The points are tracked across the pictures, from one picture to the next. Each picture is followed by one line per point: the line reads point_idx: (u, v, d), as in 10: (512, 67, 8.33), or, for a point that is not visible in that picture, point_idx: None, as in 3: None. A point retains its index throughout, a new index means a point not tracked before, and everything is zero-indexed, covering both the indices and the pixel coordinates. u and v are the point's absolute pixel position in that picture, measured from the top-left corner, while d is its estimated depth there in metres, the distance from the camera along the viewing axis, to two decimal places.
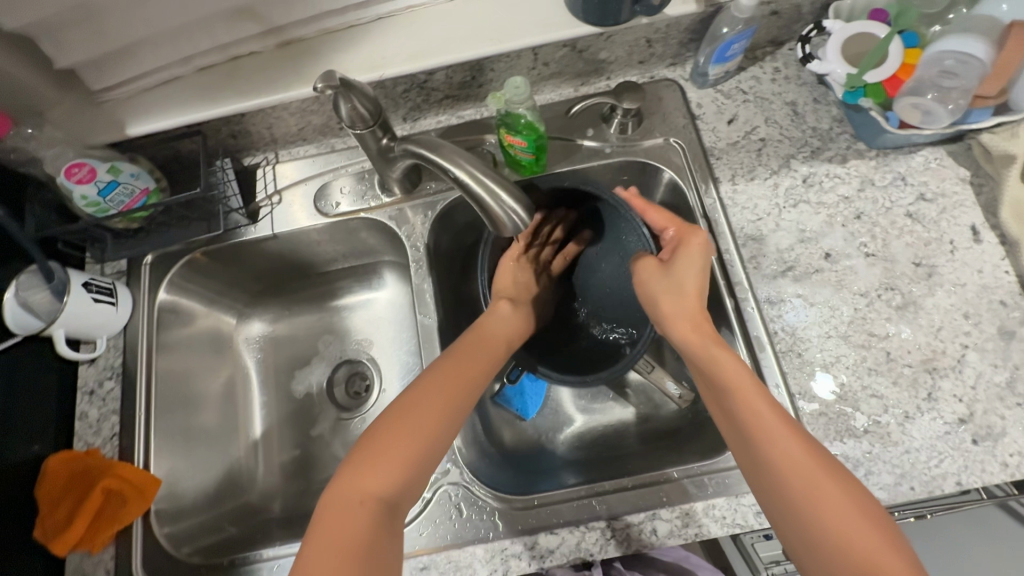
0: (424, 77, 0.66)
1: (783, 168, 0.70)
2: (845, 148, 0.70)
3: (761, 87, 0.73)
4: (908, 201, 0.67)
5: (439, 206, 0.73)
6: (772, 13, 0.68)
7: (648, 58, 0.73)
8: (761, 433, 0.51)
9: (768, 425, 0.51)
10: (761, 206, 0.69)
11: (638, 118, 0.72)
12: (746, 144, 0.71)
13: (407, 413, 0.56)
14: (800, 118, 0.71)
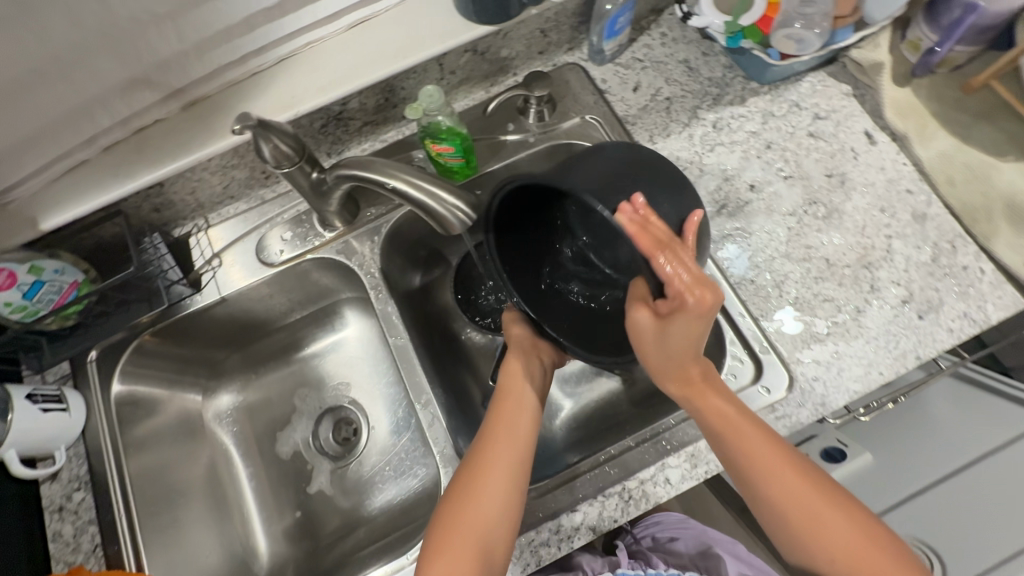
0: (338, 108, 0.67)
1: (693, 119, 0.75)
2: (741, 90, 0.76)
3: (654, 52, 0.78)
4: (807, 123, 0.73)
5: (384, 229, 0.74)
6: None
7: (546, 48, 0.76)
8: (757, 458, 0.53)
9: (762, 456, 0.53)
10: (682, 158, 0.73)
11: (552, 104, 0.76)
12: (654, 106, 0.76)
13: (490, 452, 0.57)
14: (695, 72, 0.77)
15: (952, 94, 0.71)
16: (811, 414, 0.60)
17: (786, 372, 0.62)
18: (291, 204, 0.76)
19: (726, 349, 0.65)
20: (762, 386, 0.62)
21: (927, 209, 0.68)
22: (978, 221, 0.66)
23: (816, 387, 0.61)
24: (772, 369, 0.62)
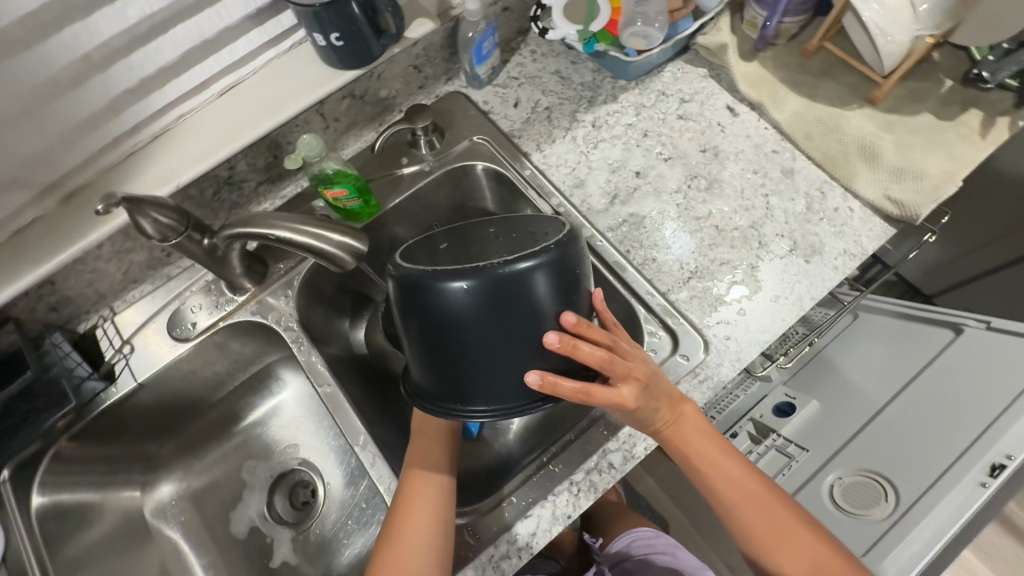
0: (226, 173, 0.68)
1: (574, 123, 0.79)
2: (612, 88, 0.81)
3: (527, 69, 0.83)
4: (676, 108, 0.79)
5: (297, 281, 0.74)
6: (503, 9, 0.78)
7: (425, 82, 0.80)
8: (737, 489, 0.61)
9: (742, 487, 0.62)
10: (571, 159, 0.77)
11: (439, 133, 0.79)
12: (536, 117, 0.80)
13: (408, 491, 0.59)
14: (568, 80, 0.82)
15: (794, 60, 0.79)
16: (730, 371, 0.63)
17: (700, 338, 0.65)
18: (198, 278, 0.75)
19: (643, 327, 0.68)
20: (681, 354, 0.65)
21: (794, 164, 0.74)
22: (838, 166, 0.72)
23: (729, 345, 0.64)
24: (687, 338, 0.65)
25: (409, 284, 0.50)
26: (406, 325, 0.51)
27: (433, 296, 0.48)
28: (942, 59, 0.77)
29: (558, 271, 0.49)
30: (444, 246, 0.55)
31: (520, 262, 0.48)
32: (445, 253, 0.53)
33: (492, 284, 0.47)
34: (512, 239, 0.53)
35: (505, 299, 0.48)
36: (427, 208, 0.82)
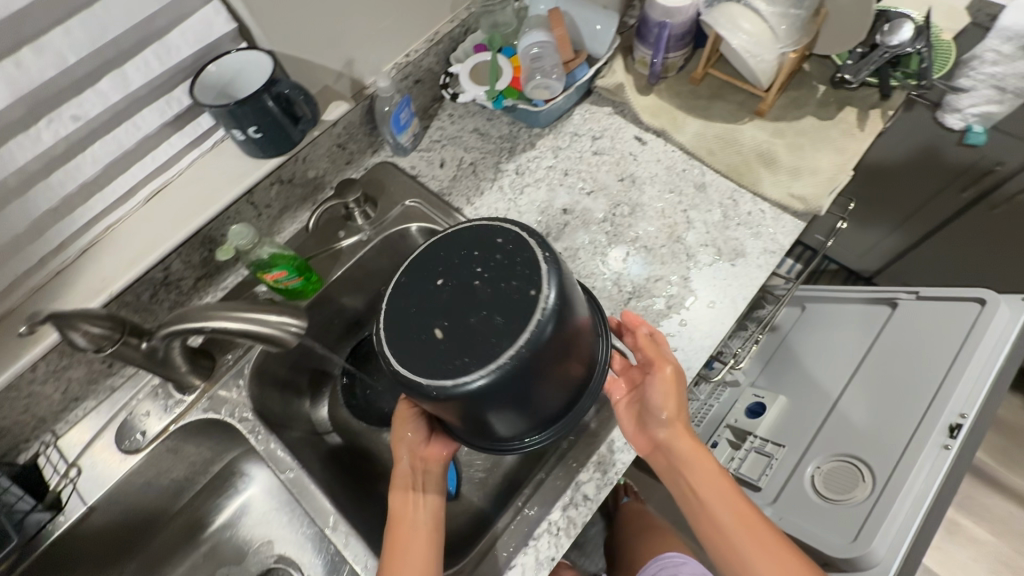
0: (163, 274, 0.68)
1: (498, 173, 0.84)
2: (529, 136, 0.87)
3: (448, 131, 0.89)
4: (589, 145, 0.85)
5: (247, 369, 0.72)
6: (415, 81, 0.84)
7: (352, 157, 0.84)
8: (737, 524, 0.59)
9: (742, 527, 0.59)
10: (501, 207, 0.81)
11: (372, 202, 0.82)
12: (462, 173, 0.85)
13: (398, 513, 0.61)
14: (487, 136, 0.87)
15: (686, 88, 0.86)
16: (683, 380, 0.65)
17: None
18: (145, 381, 0.73)
19: None
20: None
21: (705, 179, 0.80)
22: (743, 174, 0.79)
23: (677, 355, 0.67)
24: None
25: (479, 394, 0.46)
26: (488, 415, 0.49)
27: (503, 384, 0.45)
28: (812, 68, 0.86)
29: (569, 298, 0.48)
30: (445, 327, 0.48)
31: (543, 334, 0.45)
32: (454, 328, 0.47)
33: (532, 354, 0.45)
34: (508, 287, 0.48)
35: (564, 345, 0.48)
36: (371, 273, 0.84)
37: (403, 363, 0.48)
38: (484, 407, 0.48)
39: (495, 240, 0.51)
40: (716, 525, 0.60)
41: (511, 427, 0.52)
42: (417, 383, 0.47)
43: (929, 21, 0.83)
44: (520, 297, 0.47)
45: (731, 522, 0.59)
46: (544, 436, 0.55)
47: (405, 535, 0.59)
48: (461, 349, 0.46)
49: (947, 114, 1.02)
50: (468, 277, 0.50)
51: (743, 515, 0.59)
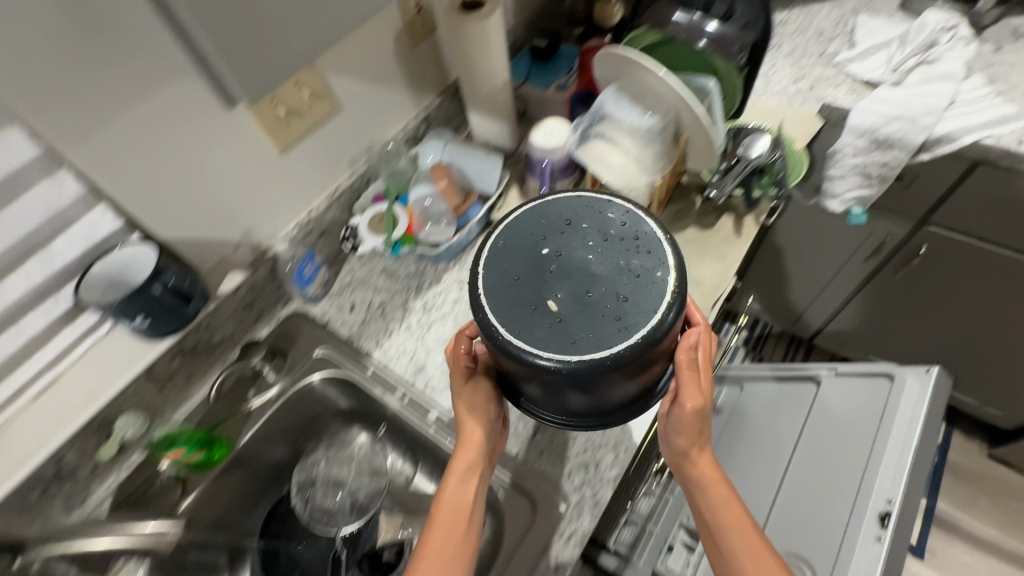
0: (55, 468, 0.67)
1: (406, 311, 0.87)
2: (436, 271, 0.90)
3: (358, 271, 0.91)
4: None
5: (145, 558, 0.69)
6: (320, 232, 0.88)
7: (262, 313, 0.86)
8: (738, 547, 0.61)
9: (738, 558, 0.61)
10: (409, 348, 0.83)
11: (281, 356, 0.84)
12: (372, 315, 0.87)
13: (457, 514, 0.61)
14: (396, 274, 0.91)
15: None
16: (591, 518, 0.67)
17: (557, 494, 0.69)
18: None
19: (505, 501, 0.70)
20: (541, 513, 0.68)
21: None
22: None
23: (583, 492, 0.69)
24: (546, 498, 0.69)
25: (566, 372, 0.50)
26: (563, 391, 0.53)
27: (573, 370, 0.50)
28: (689, 181, 0.94)
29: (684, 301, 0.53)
30: (559, 298, 0.52)
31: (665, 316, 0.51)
32: (561, 314, 0.51)
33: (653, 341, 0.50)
34: (629, 269, 0.53)
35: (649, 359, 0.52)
36: (284, 427, 0.83)
37: (500, 321, 0.52)
38: (562, 386, 0.52)
39: (607, 216, 0.57)
40: (716, 548, 0.63)
41: (570, 403, 0.56)
42: (516, 348, 0.51)
43: (781, 133, 0.92)
44: (635, 280, 0.53)
45: (733, 550, 0.61)
46: (597, 419, 0.59)
47: (450, 543, 0.60)
48: (585, 302, 0.52)
49: (828, 200, 1.09)
50: (548, 296, 0.52)
51: (736, 555, 0.61)
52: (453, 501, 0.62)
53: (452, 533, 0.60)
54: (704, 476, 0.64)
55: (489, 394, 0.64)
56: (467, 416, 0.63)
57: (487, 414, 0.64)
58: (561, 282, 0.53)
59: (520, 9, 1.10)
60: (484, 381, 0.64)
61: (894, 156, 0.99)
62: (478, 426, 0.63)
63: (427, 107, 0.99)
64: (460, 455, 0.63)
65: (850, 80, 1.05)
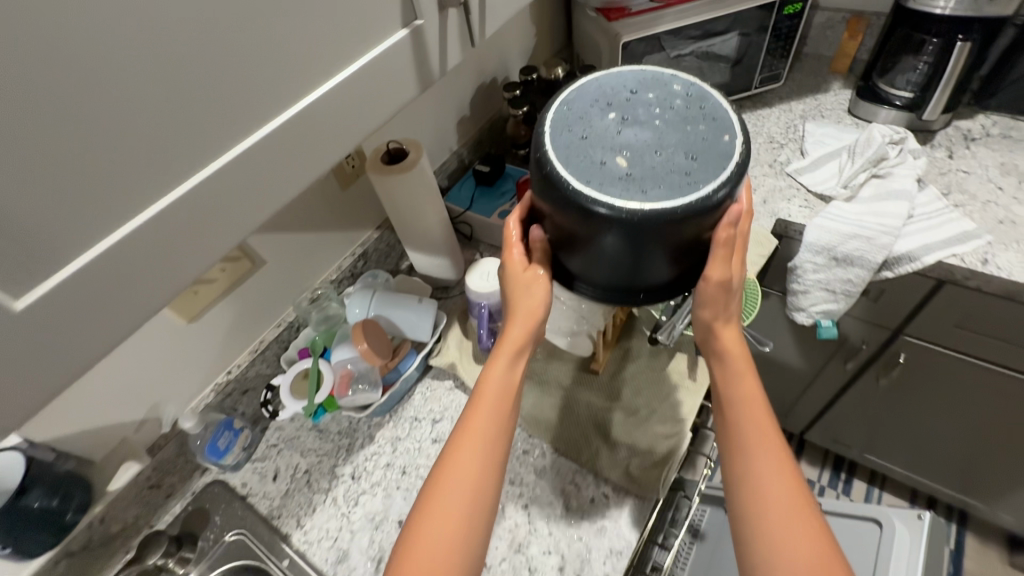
0: None
1: (334, 481, 0.78)
2: (368, 428, 0.82)
3: (286, 431, 0.84)
4: (428, 432, 0.81)
5: None
6: (244, 391, 0.82)
7: (173, 489, 0.78)
8: (761, 449, 0.59)
9: (768, 471, 0.57)
10: (332, 528, 0.74)
11: (191, 542, 0.75)
12: (296, 485, 0.79)
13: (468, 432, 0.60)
14: (325, 433, 0.83)
15: None
16: None
17: None
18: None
19: None
20: None
21: (545, 460, 0.76)
22: (580, 450, 0.76)
23: None
24: None
25: (619, 222, 0.51)
26: (607, 254, 0.56)
27: (634, 229, 0.51)
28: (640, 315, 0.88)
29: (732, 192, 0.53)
30: (627, 157, 0.53)
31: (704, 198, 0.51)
32: (637, 148, 0.53)
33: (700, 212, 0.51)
34: (695, 135, 0.54)
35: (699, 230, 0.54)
36: None
37: (566, 172, 0.53)
38: (614, 238, 0.53)
39: (672, 88, 0.58)
40: (755, 485, 0.57)
41: (605, 272, 0.59)
42: (581, 194, 0.52)
43: None
44: (687, 167, 0.52)
45: (770, 474, 0.57)
46: (628, 295, 0.62)
47: (494, 419, 0.61)
48: (659, 151, 0.53)
49: (795, 312, 1.04)
50: (646, 126, 0.55)
51: (769, 490, 0.56)
52: (497, 386, 0.62)
53: (470, 442, 0.59)
54: (735, 382, 0.63)
55: (532, 291, 0.65)
56: (518, 306, 0.65)
57: (529, 321, 0.64)
58: (594, 173, 0.52)
59: (462, 134, 1.09)
60: (532, 276, 0.65)
61: (857, 273, 0.93)
62: (527, 301, 0.65)
63: (364, 243, 0.94)
64: (504, 347, 0.64)
65: (803, 192, 1.02)
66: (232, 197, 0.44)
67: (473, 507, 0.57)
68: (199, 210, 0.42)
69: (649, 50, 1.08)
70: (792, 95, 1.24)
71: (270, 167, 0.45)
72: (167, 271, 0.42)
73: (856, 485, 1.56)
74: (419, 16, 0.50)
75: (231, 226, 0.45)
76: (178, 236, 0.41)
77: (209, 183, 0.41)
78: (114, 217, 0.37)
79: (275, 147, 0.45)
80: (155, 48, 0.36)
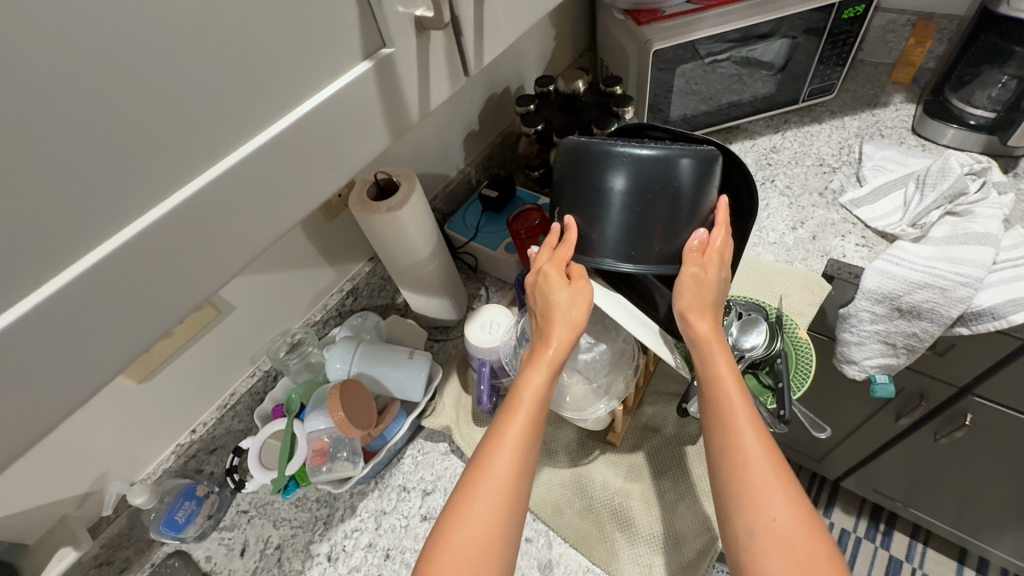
0: None
1: (308, 562, 0.68)
2: (349, 496, 0.72)
3: (258, 495, 0.74)
4: (417, 505, 0.71)
5: None
6: (211, 449, 0.73)
7: (127, 562, 0.68)
8: (754, 448, 0.48)
9: (760, 470, 0.47)
10: None
11: None
12: (264, 565, 0.69)
13: (518, 412, 0.49)
14: (302, 500, 0.73)
15: None
16: None
17: None
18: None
19: None
20: None
21: (550, 554, 0.64)
22: (594, 545, 0.63)
23: None
24: None
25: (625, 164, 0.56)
26: (612, 205, 0.58)
27: (613, 171, 0.57)
28: (665, 372, 0.77)
29: (711, 166, 0.57)
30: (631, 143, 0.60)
31: (694, 157, 0.56)
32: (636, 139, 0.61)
33: (691, 168, 0.56)
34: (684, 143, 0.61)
35: (689, 192, 0.57)
36: None
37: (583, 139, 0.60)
38: (619, 184, 0.57)
39: (663, 134, 0.67)
40: (742, 467, 0.47)
41: (611, 234, 0.60)
42: (594, 146, 0.57)
43: (783, 316, 0.75)
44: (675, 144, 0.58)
45: (758, 455, 0.48)
46: (634, 262, 0.60)
47: (525, 445, 0.48)
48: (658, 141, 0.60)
49: (845, 363, 0.90)
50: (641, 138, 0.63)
51: (755, 472, 0.47)
52: (530, 405, 0.50)
53: (518, 452, 0.47)
54: (710, 357, 0.53)
55: (572, 306, 0.54)
56: (555, 315, 0.54)
57: (569, 331, 0.53)
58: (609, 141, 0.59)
59: (469, 150, 0.97)
60: (573, 292, 0.55)
61: (923, 327, 0.78)
62: (567, 301, 0.54)
63: (354, 276, 0.83)
64: (536, 359, 0.52)
65: (860, 227, 0.89)
66: (114, 305, 0.31)
67: (500, 552, 0.44)
68: (61, 326, 0.29)
69: (683, 59, 0.94)
70: (845, 109, 1.09)
71: (175, 254, 0.32)
72: (8, 417, 0.29)
73: (896, 538, 1.42)
74: (388, 45, 0.38)
75: (118, 339, 0.32)
76: (26, 367, 0.28)
77: (78, 288, 0.28)
78: (11, 289, 0.27)
79: (182, 228, 0.32)
80: (36, 77, 0.24)
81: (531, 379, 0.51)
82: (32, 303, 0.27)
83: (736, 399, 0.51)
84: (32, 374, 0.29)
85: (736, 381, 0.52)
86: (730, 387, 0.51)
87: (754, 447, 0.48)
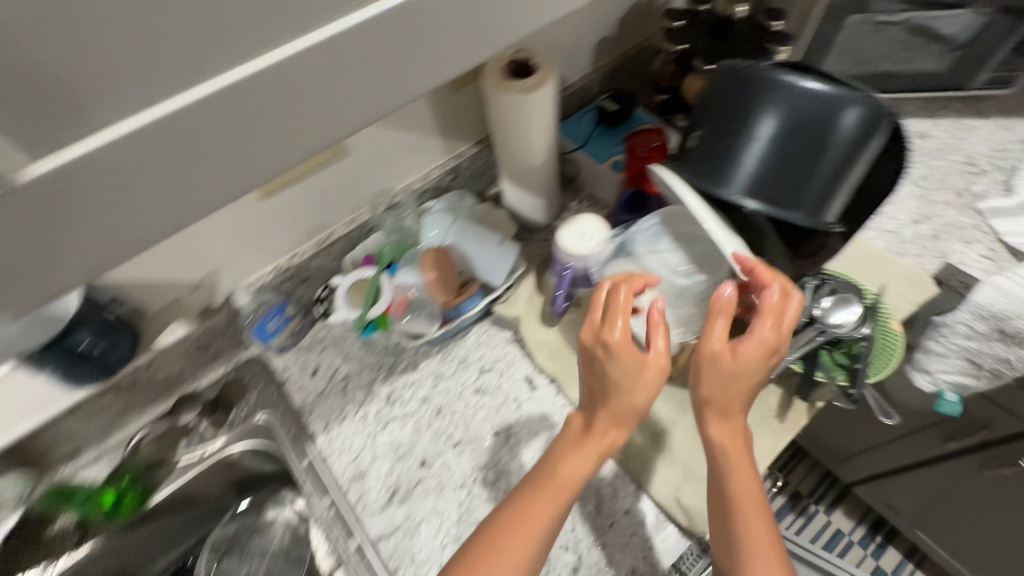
0: None
1: (369, 397, 0.76)
2: (414, 353, 0.78)
3: (334, 330, 0.81)
4: (474, 378, 0.76)
5: None
6: (303, 279, 0.79)
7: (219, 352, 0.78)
8: (760, 535, 0.50)
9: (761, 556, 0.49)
10: (356, 443, 0.72)
11: (225, 406, 0.77)
12: (332, 388, 0.77)
13: (551, 486, 0.51)
14: (372, 344, 0.80)
15: None
16: None
17: None
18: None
19: None
20: None
21: None
22: (630, 457, 0.67)
23: None
24: None
25: (793, 91, 0.55)
26: (764, 132, 0.56)
27: (777, 96, 0.56)
28: None
29: (877, 124, 0.55)
30: None
31: (866, 107, 0.54)
32: None
33: (858, 116, 0.54)
34: None
35: (849, 141, 0.55)
36: (215, 484, 0.77)
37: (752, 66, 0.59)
38: (778, 110, 0.55)
39: None
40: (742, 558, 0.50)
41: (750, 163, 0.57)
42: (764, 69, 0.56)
43: (877, 304, 0.71)
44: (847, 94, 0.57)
45: (757, 542, 0.50)
46: (766, 199, 0.57)
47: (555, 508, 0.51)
48: None
49: (916, 370, 0.88)
50: None
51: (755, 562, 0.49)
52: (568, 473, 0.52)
53: (541, 525, 0.49)
54: (727, 457, 0.53)
55: (636, 391, 0.51)
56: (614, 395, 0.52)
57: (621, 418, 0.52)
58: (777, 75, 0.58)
59: (599, 56, 0.93)
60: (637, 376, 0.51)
61: (1020, 356, 0.74)
62: (605, 379, 0.52)
63: (459, 156, 0.84)
64: (582, 447, 0.53)
65: (991, 238, 0.83)
66: (341, 94, 0.30)
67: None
68: (296, 97, 0.28)
69: (861, 7, 0.85)
70: (1017, 109, 0.97)
71: (344, 95, 0.30)
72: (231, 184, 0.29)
73: (888, 552, 1.45)
74: None
75: (282, 156, 0.30)
76: (259, 133, 0.28)
77: (318, 55, 0.28)
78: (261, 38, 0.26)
79: (416, 28, 0.30)
80: None
81: (562, 465, 0.52)
82: (204, 94, 0.25)
83: (746, 485, 0.53)
84: (262, 144, 0.29)
85: (747, 473, 0.53)
86: (740, 477, 0.53)
87: (754, 537, 0.50)
